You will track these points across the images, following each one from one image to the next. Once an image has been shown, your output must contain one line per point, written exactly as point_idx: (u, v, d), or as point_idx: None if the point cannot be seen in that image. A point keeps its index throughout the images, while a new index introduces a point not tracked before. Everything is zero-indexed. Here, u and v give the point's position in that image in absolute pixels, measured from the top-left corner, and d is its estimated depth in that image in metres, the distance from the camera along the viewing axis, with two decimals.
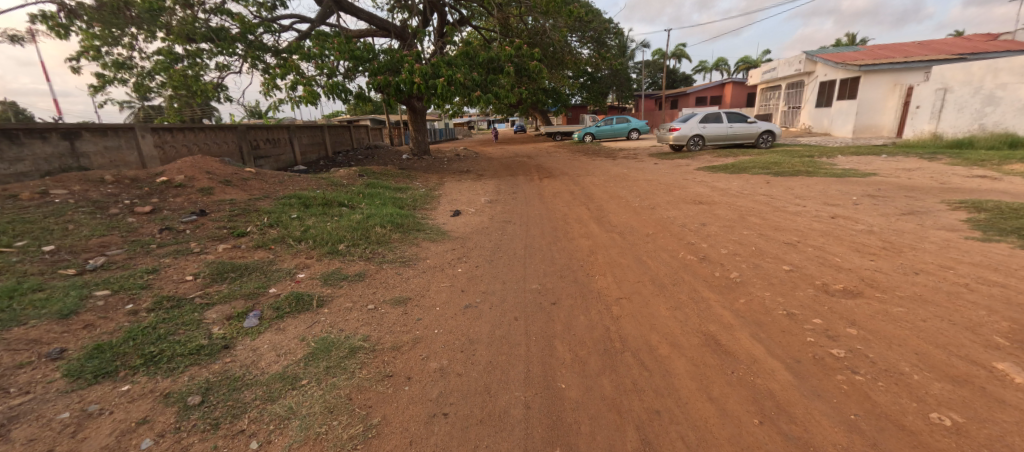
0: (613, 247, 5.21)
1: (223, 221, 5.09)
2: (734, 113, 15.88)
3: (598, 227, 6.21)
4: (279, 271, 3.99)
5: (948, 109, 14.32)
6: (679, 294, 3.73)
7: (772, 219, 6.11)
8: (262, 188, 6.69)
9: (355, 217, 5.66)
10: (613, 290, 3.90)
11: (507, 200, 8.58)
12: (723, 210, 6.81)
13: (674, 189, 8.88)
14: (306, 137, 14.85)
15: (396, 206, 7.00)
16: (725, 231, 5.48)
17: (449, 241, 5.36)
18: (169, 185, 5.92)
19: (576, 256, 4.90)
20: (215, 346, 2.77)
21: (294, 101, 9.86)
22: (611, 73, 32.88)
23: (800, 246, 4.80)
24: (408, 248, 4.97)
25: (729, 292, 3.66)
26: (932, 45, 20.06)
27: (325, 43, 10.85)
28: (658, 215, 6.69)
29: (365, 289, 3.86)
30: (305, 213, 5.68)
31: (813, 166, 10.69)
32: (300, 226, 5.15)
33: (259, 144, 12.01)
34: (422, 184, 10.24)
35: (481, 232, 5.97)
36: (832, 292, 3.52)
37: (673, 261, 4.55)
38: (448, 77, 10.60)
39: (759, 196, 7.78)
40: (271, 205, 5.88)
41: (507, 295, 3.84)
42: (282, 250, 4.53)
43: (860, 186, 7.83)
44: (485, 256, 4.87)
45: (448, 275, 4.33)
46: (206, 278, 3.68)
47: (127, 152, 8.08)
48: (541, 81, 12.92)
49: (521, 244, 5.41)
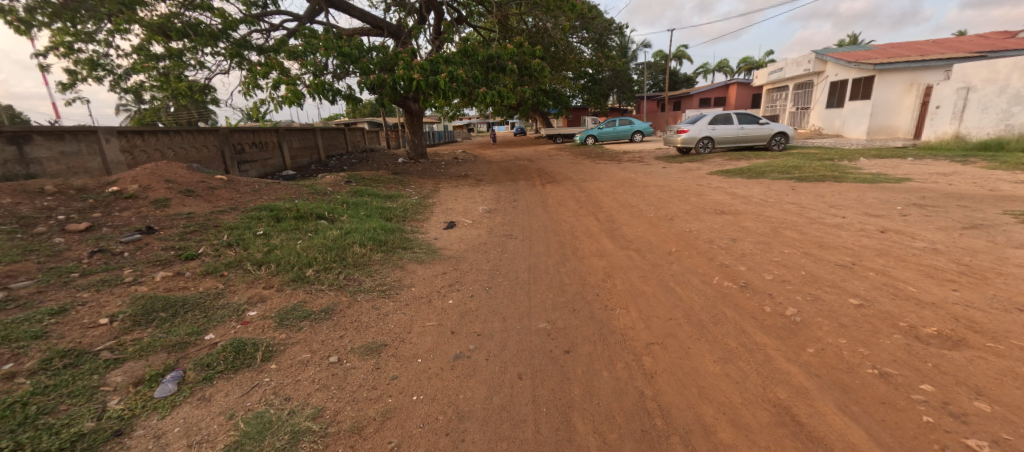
0: (633, 270, 4.44)
1: (173, 239, 4.31)
2: (746, 114, 15.11)
3: (611, 243, 5.44)
4: (223, 309, 3.21)
5: (972, 110, 13.54)
6: (727, 340, 2.95)
7: (812, 233, 5.33)
8: (231, 198, 5.91)
9: (332, 233, 4.90)
10: (641, 332, 3.13)
11: (508, 209, 7.80)
12: (751, 221, 6.06)
13: (690, 197, 8.11)
14: (297, 141, 14.11)
15: (383, 218, 6.24)
16: (762, 250, 4.71)
17: (439, 262, 4.58)
18: (118, 196, 5.13)
19: (591, 282, 4.12)
20: (101, 435, 2.01)
21: (277, 102, 9.12)
22: (612, 74, 32.17)
23: (857, 270, 4.03)
24: (391, 273, 4.20)
25: (792, 338, 2.89)
26: (948, 43, 19.31)
27: (311, 40, 10.09)
28: (678, 227, 5.93)
29: (331, 331, 3.08)
30: (273, 229, 4.91)
31: (838, 170, 9.93)
32: (264, 246, 4.37)
33: (244, 148, 11.26)
34: (416, 192, 9.46)
35: (476, 249, 5.19)
36: (927, 340, 2.75)
37: (708, 290, 3.79)
38: (444, 75, 9.85)
39: (787, 204, 7.01)
40: (237, 219, 5.11)
41: (507, 340, 3.05)
42: (237, 276, 3.76)
43: (898, 194, 7.07)
44: (480, 283, 4.08)
45: (436, 309, 3.54)
46: (126, 321, 2.89)
47: (87, 157, 7.31)
48: (544, 80, 12.19)
49: (525, 266, 4.62)
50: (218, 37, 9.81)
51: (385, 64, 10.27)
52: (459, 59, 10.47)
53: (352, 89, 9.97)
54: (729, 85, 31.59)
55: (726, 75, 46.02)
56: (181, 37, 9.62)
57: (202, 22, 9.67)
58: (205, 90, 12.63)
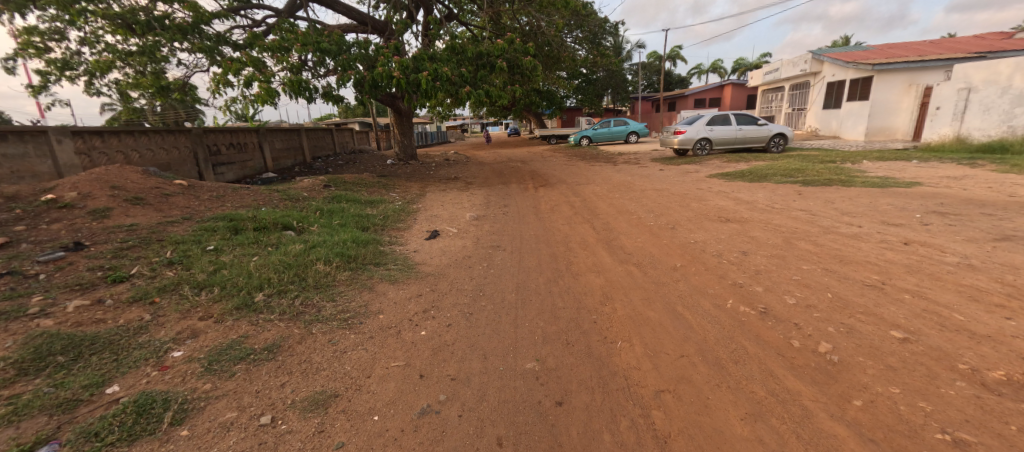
0: (635, 290, 3.92)
1: (105, 257, 3.73)
2: (744, 115, 14.66)
3: (608, 256, 4.92)
4: (141, 350, 2.65)
5: (973, 111, 13.18)
6: (754, 388, 2.44)
7: (829, 245, 4.84)
8: (187, 206, 5.32)
9: (294, 247, 4.32)
10: (648, 374, 2.62)
11: (497, 215, 7.26)
12: (759, 231, 5.58)
13: (690, 202, 7.62)
14: (280, 141, 13.49)
15: (358, 227, 5.69)
16: (778, 265, 4.22)
17: (415, 282, 4.02)
18: (51, 205, 4.52)
19: (587, 306, 3.61)
20: None
21: (249, 100, 8.49)
22: (606, 74, 31.70)
23: (889, 291, 3.54)
24: (358, 295, 3.64)
25: (831, 385, 2.40)
26: (946, 44, 19.05)
27: (289, 35, 9.43)
28: (681, 237, 5.42)
29: (269, 376, 2.53)
30: (228, 242, 4.34)
31: (843, 173, 9.51)
32: (210, 264, 3.79)
33: (220, 149, 10.62)
34: (400, 196, 8.90)
35: (458, 265, 4.63)
36: (999, 389, 2.25)
37: (723, 319, 3.27)
38: (428, 73, 9.28)
39: (795, 211, 6.55)
40: (188, 231, 4.53)
41: (487, 386, 2.53)
42: (171, 305, 3.19)
43: (912, 200, 6.63)
44: (461, 309, 3.53)
45: (404, 344, 2.99)
46: (8, 371, 2.33)
47: (35, 160, 6.70)
48: (537, 79, 11.66)
49: (512, 285, 4.08)
50: (188, 32, 9.14)
51: (368, 61, 9.66)
52: (447, 56, 9.90)
53: (332, 87, 9.34)
54: (724, 85, 31.29)
55: (720, 76, 45.77)
56: (146, 31, 8.91)
57: (169, 14, 9.00)
58: (185, 89, 11.95)
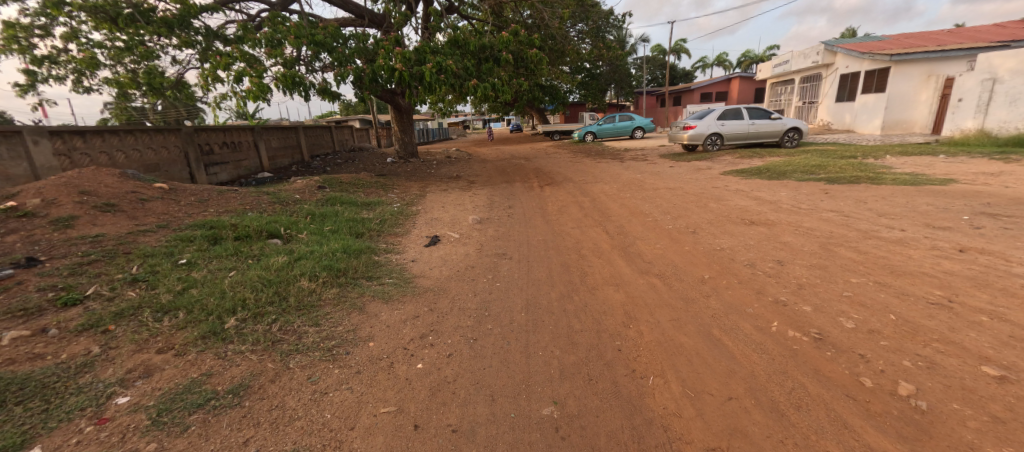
0: (661, 308, 3.44)
1: (59, 275, 3.28)
2: (757, 109, 14.09)
3: (626, 266, 4.45)
4: (78, 396, 2.21)
5: (998, 102, 12.58)
6: (828, 446, 2.00)
7: (874, 253, 4.35)
8: (165, 212, 4.87)
9: (276, 260, 3.86)
10: (693, 425, 2.18)
11: (502, 218, 6.78)
12: (790, 235, 5.11)
13: (709, 202, 7.11)
14: (276, 140, 13.04)
15: (351, 234, 5.22)
16: (822, 279, 3.75)
17: (412, 299, 3.56)
18: (9, 213, 4.07)
19: (608, 330, 3.14)
20: None
21: (240, 97, 8.00)
22: (610, 68, 31.02)
23: (960, 311, 3.06)
24: (346, 318, 3.18)
25: (925, 444, 1.95)
26: (965, 33, 18.41)
27: (280, 27, 8.91)
28: (705, 243, 4.92)
29: (230, 430, 2.09)
30: (204, 254, 3.89)
31: (868, 169, 9.02)
32: (178, 282, 3.33)
33: (213, 148, 10.17)
34: (400, 197, 8.43)
35: (460, 277, 4.16)
36: None
37: (772, 347, 2.80)
38: (430, 65, 8.77)
39: (825, 212, 6.05)
40: (160, 241, 4.08)
41: (495, 442, 2.10)
42: (126, 333, 2.73)
43: (952, 199, 6.13)
44: (463, 334, 3.06)
45: (397, 380, 2.54)
46: None
47: (9, 163, 6.28)
48: (543, 72, 11.12)
49: (521, 302, 3.60)
50: (174, 26, 8.63)
51: (365, 55, 9.15)
52: (449, 49, 9.39)
53: (327, 82, 8.84)
54: (731, 79, 30.65)
55: (725, 70, 44.99)
56: (129, 25, 8.44)
57: (155, 7, 8.50)
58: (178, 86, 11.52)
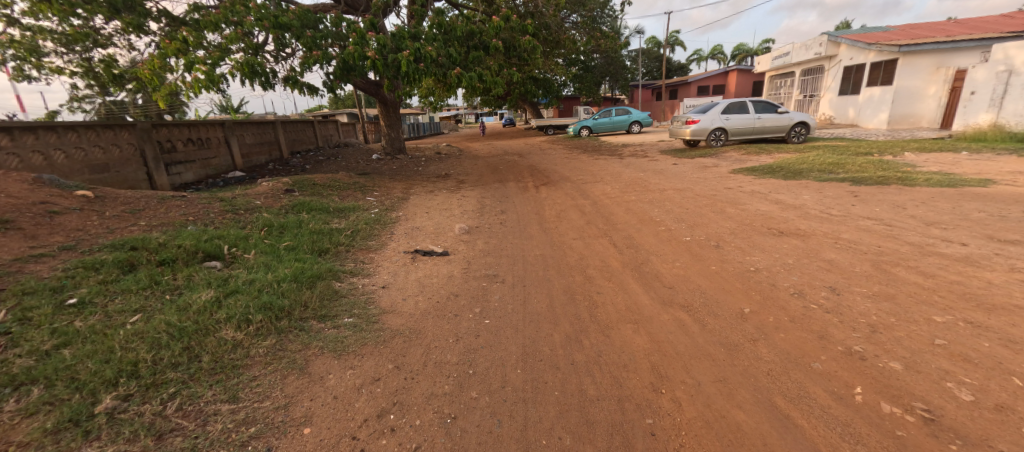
0: (700, 361, 2.62)
1: None
2: (762, 103, 13.32)
3: (644, 293, 3.63)
4: None
5: (1014, 95, 11.91)
6: None
7: (943, 276, 3.59)
8: (77, 228, 3.94)
9: (199, 296, 2.99)
10: None
11: (493, 227, 5.93)
12: (833, 249, 4.33)
13: (725, 207, 6.33)
14: (250, 136, 12.05)
15: (310, 252, 4.35)
16: (897, 315, 2.97)
17: (372, 351, 2.70)
18: None
19: (633, 397, 2.34)
20: None
21: (190, 87, 7.06)
22: (605, 61, 30.07)
23: None
24: (278, 385, 2.33)
25: None
26: (973, 23, 17.76)
27: (237, 6, 7.90)
28: (736, 263, 4.10)
29: None
30: (105, 291, 2.99)
31: (891, 167, 8.30)
32: (53, 335, 2.45)
33: (174, 145, 9.19)
34: (379, 201, 7.55)
35: (439, 312, 3.30)
36: None
37: (865, 432, 2.02)
38: (408, 52, 7.84)
39: (863, 220, 5.28)
40: (53, 271, 3.17)
41: None
42: None
43: (1004, 205, 5.38)
44: (436, 413, 2.21)
45: None
46: None
47: None
48: (536, 61, 10.23)
49: (516, 352, 2.77)
50: (119, 7, 7.69)
51: (339, 40, 8.19)
52: (432, 35, 8.46)
53: (293, 70, 7.92)
54: (729, 71, 29.93)
55: (721, 62, 44.30)
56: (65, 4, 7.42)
57: None
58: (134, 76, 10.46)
